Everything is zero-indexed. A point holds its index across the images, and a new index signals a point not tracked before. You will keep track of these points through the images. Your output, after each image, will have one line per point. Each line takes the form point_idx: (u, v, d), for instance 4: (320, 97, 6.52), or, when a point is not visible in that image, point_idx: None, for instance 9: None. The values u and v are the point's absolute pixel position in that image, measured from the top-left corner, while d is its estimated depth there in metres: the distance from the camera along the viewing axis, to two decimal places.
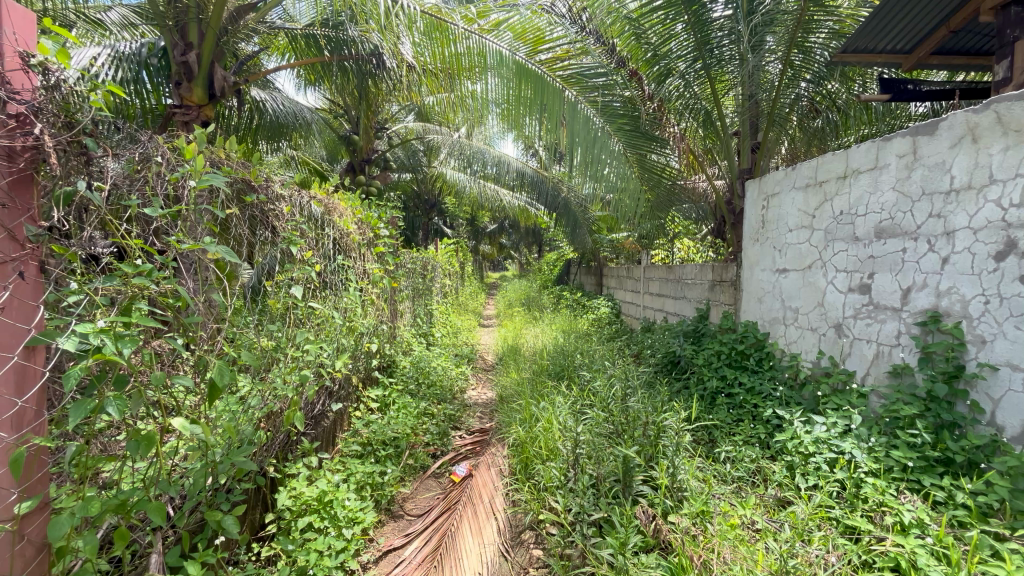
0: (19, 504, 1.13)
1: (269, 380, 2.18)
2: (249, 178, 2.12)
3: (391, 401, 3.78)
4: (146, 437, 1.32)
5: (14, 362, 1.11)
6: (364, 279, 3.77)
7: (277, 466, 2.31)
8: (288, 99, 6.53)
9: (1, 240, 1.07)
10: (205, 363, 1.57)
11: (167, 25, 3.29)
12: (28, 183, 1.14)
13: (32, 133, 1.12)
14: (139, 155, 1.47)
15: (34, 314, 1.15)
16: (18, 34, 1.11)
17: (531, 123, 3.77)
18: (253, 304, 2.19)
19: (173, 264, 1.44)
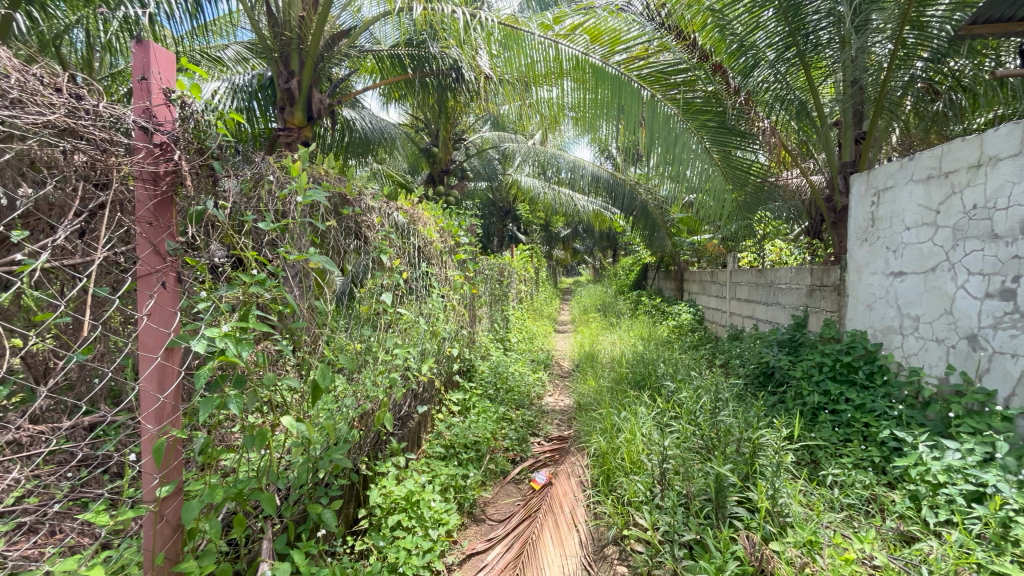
0: (160, 487, 1.27)
1: (362, 382, 2.31)
2: (345, 192, 2.27)
3: (471, 405, 3.86)
4: (259, 433, 1.43)
5: (157, 362, 1.25)
6: (446, 285, 3.90)
7: (369, 464, 2.43)
8: (375, 116, 6.97)
9: (148, 255, 1.22)
10: (307, 365, 1.69)
11: (274, 57, 3.65)
12: (168, 204, 1.28)
13: (172, 159, 1.26)
14: (254, 175, 1.63)
15: (173, 319, 1.28)
16: (162, 74, 1.25)
17: (607, 127, 3.70)
18: (349, 310, 2.34)
19: (282, 273, 1.57)
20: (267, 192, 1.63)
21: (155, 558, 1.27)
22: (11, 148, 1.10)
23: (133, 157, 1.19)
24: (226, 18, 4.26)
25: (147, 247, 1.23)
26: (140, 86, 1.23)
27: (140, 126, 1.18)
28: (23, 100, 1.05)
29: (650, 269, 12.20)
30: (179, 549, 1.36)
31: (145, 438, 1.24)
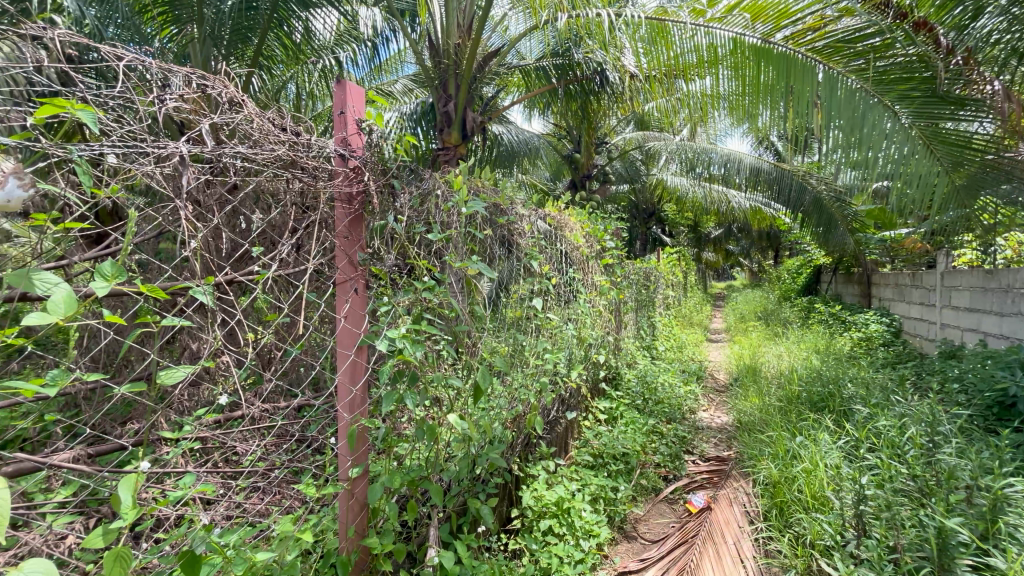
0: (352, 469, 1.45)
1: (515, 385, 2.37)
2: (499, 202, 2.37)
3: (619, 415, 3.74)
4: (429, 428, 1.56)
5: (351, 359, 1.43)
6: (593, 291, 3.85)
7: (521, 465, 2.48)
8: (520, 129, 7.27)
9: (344, 265, 1.41)
10: (469, 367, 1.78)
11: (435, 84, 4.01)
12: (359, 221, 1.47)
13: (362, 181, 1.43)
14: (425, 191, 1.78)
15: (363, 320, 1.46)
16: (355, 107, 1.44)
17: (764, 114, 3.31)
18: (503, 315, 2.43)
19: (448, 280, 1.69)
20: (434, 205, 1.77)
21: (348, 530, 1.45)
22: (252, 179, 1.36)
23: (333, 181, 1.39)
24: (395, 57, 4.98)
25: (343, 258, 1.42)
26: (339, 119, 1.42)
27: (340, 154, 1.37)
28: (260, 140, 1.29)
29: (825, 271, 10.50)
30: (365, 525, 1.53)
31: (341, 424, 1.43)
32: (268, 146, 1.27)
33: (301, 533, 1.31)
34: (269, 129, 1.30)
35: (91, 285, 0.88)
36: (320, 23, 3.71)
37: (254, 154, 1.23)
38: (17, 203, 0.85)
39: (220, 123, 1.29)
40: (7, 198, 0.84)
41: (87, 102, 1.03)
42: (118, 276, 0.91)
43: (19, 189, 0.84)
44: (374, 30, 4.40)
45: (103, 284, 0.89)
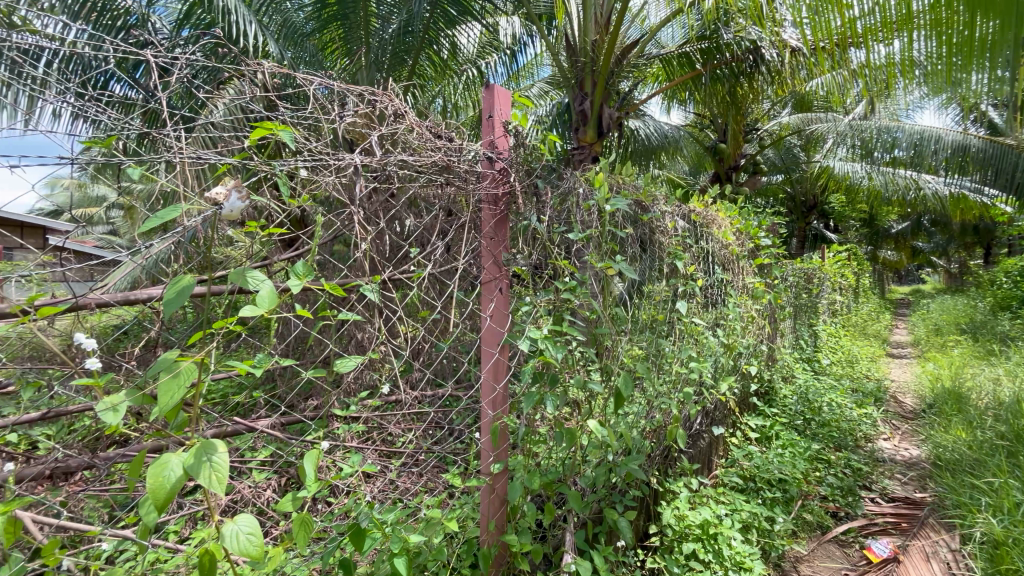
0: (493, 464, 1.48)
1: (656, 393, 2.23)
2: (642, 198, 2.25)
3: (774, 434, 3.30)
4: (569, 432, 1.53)
5: (495, 358, 1.46)
6: (744, 294, 3.46)
7: (660, 478, 2.32)
8: (657, 122, 6.90)
9: (490, 266, 1.44)
10: (609, 372, 1.71)
11: (571, 85, 3.95)
12: (504, 221, 1.49)
13: (508, 182, 1.45)
14: (566, 190, 1.74)
15: (506, 320, 1.48)
16: (502, 110, 1.47)
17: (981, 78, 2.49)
18: (644, 318, 2.30)
19: (589, 280, 1.64)
20: (575, 204, 1.73)
21: (490, 524, 1.48)
22: (411, 184, 1.47)
23: (482, 183, 1.43)
24: (532, 62, 5.10)
25: (489, 258, 1.46)
26: (488, 122, 1.46)
27: (488, 156, 1.40)
28: (419, 148, 1.39)
29: None
30: (505, 521, 1.55)
31: (484, 420, 1.47)
32: (425, 153, 1.35)
33: (447, 522, 1.38)
34: (428, 137, 1.40)
35: (288, 283, 1.00)
36: (464, 37, 3.97)
37: (414, 161, 1.32)
38: (237, 213, 1.00)
39: (386, 135, 1.41)
40: (231, 209, 1.01)
41: (286, 124, 1.20)
42: (308, 274, 1.02)
43: (239, 201, 1.00)
44: (512, 38, 4.55)
45: (297, 281, 1.00)
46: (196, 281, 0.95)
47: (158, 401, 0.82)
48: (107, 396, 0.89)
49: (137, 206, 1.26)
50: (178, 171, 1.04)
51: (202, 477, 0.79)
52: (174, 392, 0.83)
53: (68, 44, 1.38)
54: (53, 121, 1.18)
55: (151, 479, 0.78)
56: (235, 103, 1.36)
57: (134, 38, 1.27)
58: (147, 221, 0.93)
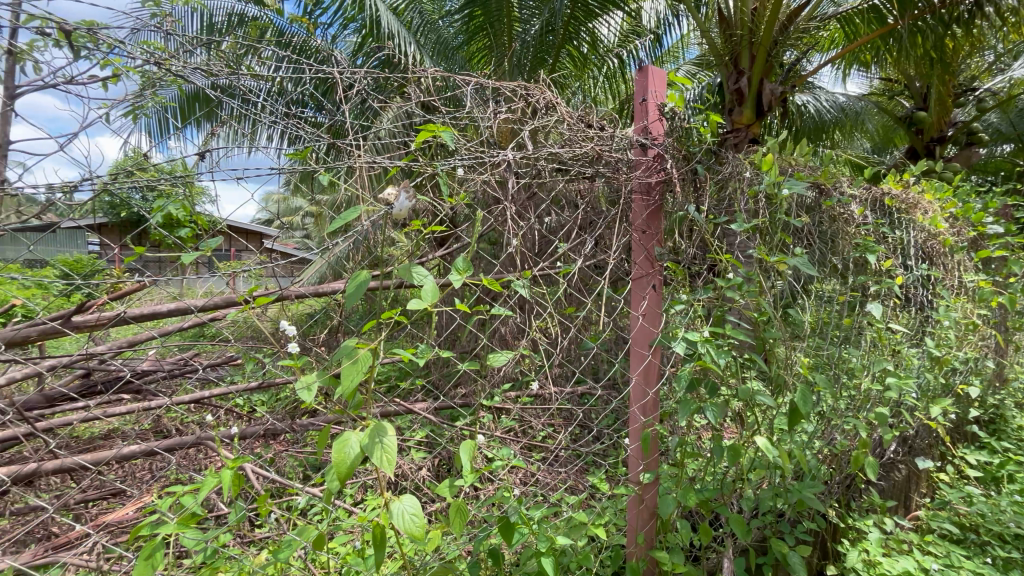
0: (643, 473, 1.39)
1: (838, 411, 1.88)
2: (821, 181, 1.91)
3: (1006, 476, 2.57)
4: (731, 448, 1.36)
5: (647, 360, 1.37)
6: (961, 295, 2.76)
7: (840, 511, 1.96)
8: (832, 93, 5.92)
9: (643, 261, 1.35)
10: (781, 383, 1.48)
11: (724, 62, 3.56)
12: (657, 213, 1.39)
13: (664, 169, 1.35)
14: (729, 176, 1.55)
15: (660, 319, 1.38)
16: (656, 92, 1.38)
17: None
18: (822, 322, 1.96)
19: (757, 277, 1.44)
20: (738, 190, 1.53)
21: (639, 537, 1.40)
22: (562, 177, 1.46)
23: (634, 172, 1.35)
24: (678, 43, 4.75)
25: (642, 253, 1.36)
26: (641, 107, 1.38)
27: (642, 142, 1.31)
28: (569, 139, 1.37)
29: None
30: (654, 535, 1.45)
31: (634, 424, 1.39)
32: (577, 144, 1.33)
33: (594, 528, 1.33)
34: (579, 127, 1.37)
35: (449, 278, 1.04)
36: (605, 28, 3.86)
37: (565, 153, 1.30)
38: (406, 212, 1.09)
39: (537, 128, 1.42)
40: (400, 208, 1.09)
41: (446, 125, 1.27)
42: (467, 270, 1.04)
43: (408, 201, 1.08)
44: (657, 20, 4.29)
45: (458, 276, 1.02)
46: (371, 276, 1.03)
47: (341, 383, 0.91)
48: (303, 376, 1.01)
49: (327, 210, 1.46)
50: (359, 176, 1.17)
51: (375, 457, 0.87)
52: (354, 376, 0.91)
53: (279, 79, 1.66)
54: (269, 141, 1.43)
55: (335, 453, 0.86)
56: (402, 112, 1.49)
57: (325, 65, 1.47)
58: (334, 221, 1.04)
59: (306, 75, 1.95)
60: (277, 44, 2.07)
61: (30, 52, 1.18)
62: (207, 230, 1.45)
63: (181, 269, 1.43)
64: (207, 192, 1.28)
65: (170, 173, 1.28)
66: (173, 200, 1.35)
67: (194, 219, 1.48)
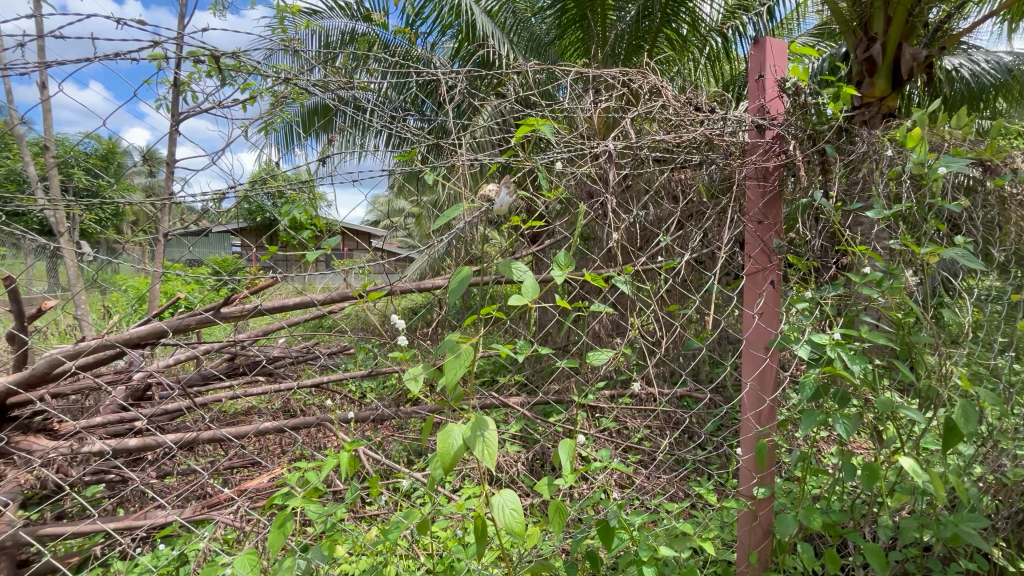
0: (757, 487, 1.27)
1: (1009, 432, 1.56)
2: (986, 155, 1.60)
3: None
4: (867, 467, 1.19)
5: (763, 364, 1.25)
6: None
7: (1012, 553, 1.62)
8: (995, 51, 4.95)
9: (758, 254, 1.23)
10: (933, 396, 1.26)
11: (849, 29, 2.92)
12: (776, 200, 1.26)
13: (785, 151, 1.21)
14: (864, 156, 1.35)
15: (778, 320, 1.25)
16: (776, 66, 1.24)
17: None
18: (986, 325, 1.64)
19: (901, 271, 1.24)
20: (875, 172, 1.33)
21: (752, 556, 1.28)
22: (666, 166, 1.38)
23: (749, 157, 1.23)
24: (794, 13, 4.28)
25: (757, 245, 1.24)
26: (756, 85, 1.26)
27: (759, 123, 1.20)
28: (675, 124, 1.28)
29: None
30: (770, 556, 1.32)
31: (747, 433, 1.28)
32: (684, 130, 1.24)
33: (700, 541, 1.24)
34: (686, 111, 1.28)
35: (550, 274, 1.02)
36: (708, 5, 3.61)
37: (670, 140, 1.22)
38: (506, 207, 1.11)
39: (639, 116, 1.35)
40: (500, 204, 1.11)
41: (545, 119, 1.26)
42: (568, 265, 1.02)
43: (508, 196, 1.10)
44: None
45: (558, 272, 1.00)
46: (471, 272, 1.05)
47: (445, 376, 0.94)
48: (410, 368, 1.06)
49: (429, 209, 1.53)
50: (461, 174, 1.20)
51: (476, 450, 0.88)
52: (456, 369, 0.93)
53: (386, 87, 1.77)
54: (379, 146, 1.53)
55: (439, 443, 0.88)
56: (500, 110, 1.51)
57: (428, 69, 1.53)
58: (437, 219, 1.08)
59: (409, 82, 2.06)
60: (383, 56, 2.21)
61: (190, 82, 1.38)
62: (327, 231, 1.60)
63: (306, 266, 1.59)
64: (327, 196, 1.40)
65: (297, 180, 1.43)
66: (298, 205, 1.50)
67: (315, 221, 1.63)
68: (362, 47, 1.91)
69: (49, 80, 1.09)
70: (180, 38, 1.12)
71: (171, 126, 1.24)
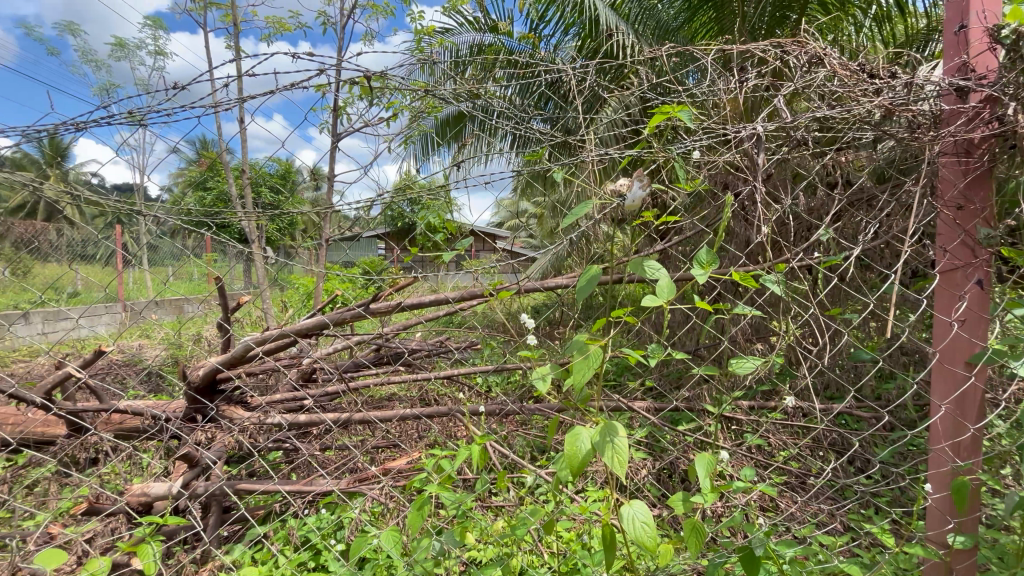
0: (954, 535, 1.03)
1: None
2: None
3: None
4: None
5: (965, 383, 1.01)
6: None
7: None
8: None
9: (958, 248, 0.99)
10: None
11: None
12: (985, 179, 1.00)
13: (1000, 116, 0.96)
14: None
15: (987, 329, 1.00)
16: (986, 11, 0.99)
17: None
18: None
19: None
20: None
21: None
22: (826, 147, 1.20)
23: (946, 127, 1.00)
24: None
25: (955, 236, 1.01)
26: (957, 38, 1.02)
27: (960, 84, 0.97)
28: (843, 96, 1.09)
29: None
30: None
31: (939, 467, 1.05)
32: (854, 101, 1.05)
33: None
34: (857, 79, 1.08)
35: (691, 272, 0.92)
36: None
37: (837, 115, 1.04)
38: (639, 203, 0.93)
39: (794, 90, 1.17)
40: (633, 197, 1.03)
41: (679, 104, 1.16)
42: (712, 262, 0.91)
43: (640, 188, 0.92)
44: None
45: (699, 271, 0.90)
46: (602, 271, 1.00)
47: (573, 378, 0.91)
48: (538, 367, 1.05)
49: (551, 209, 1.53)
50: (589, 169, 1.17)
51: (606, 457, 0.84)
52: (585, 371, 0.90)
53: (510, 92, 1.81)
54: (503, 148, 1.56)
55: (567, 445, 0.87)
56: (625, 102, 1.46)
57: (551, 68, 1.53)
58: (565, 217, 1.06)
59: (533, 84, 2.09)
60: (507, 63, 2.28)
61: (345, 105, 1.57)
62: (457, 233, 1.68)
63: (438, 267, 1.69)
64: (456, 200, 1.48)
65: (432, 187, 1.53)
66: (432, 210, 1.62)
67: (447, 224, 1.73)
68: (488, 56, 1.99)
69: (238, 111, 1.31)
70: (337, 66, 1.28)
71: (331, 145, 1.42)
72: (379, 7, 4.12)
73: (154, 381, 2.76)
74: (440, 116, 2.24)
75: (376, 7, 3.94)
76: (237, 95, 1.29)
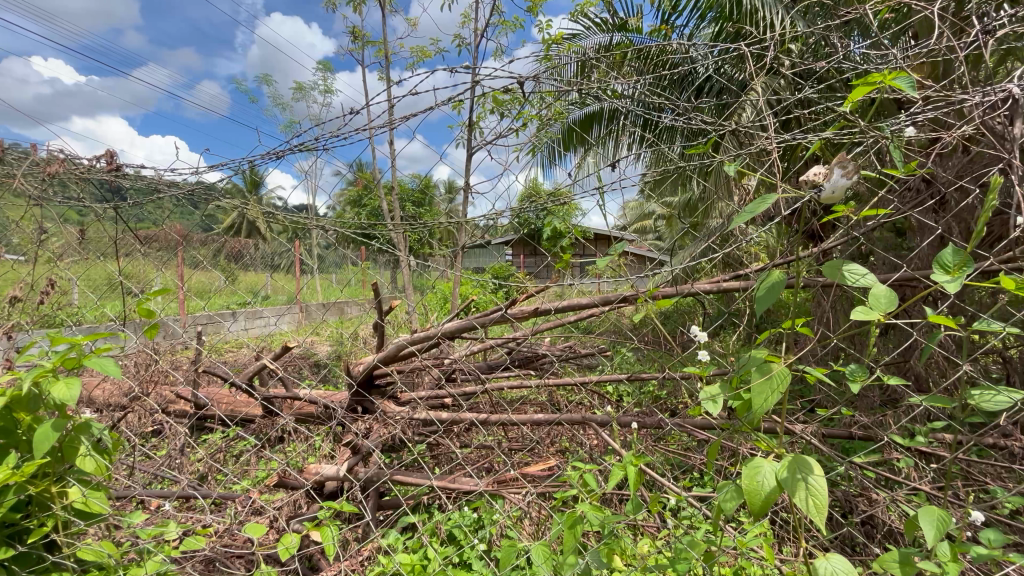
0: None
1: None
2: None
3: None
4: None
5: None
6: None
7: None
8: None
9: None
10: None
11: None
12: None
13: None
14: None
15: None
16: None
17: None
18: None
19: None
20: None
21: None
22: None
23: None
24: None
25: None
26: None
27: None
28: None
29: None
30: None
31: None
32: None
33: None
34: None
35: (932, 280, 0.75)
36: None
37: None
38: (841, 194, 0.77)
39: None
40: (835, 189, 0.77)
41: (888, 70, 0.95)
42: (964, 267, 0.74)
43: (844, 176, 0.75)
44: None
45: (946, 278, 0.74)
46: (787, 278, 0.86)
47: (753, 403, 0.79)
48: (706, 387, 0.94)
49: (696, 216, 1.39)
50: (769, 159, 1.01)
51: (799, 500, 0.71)
52: (768, 395, 0.78)
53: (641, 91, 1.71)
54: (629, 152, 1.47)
55: (746, 480, 0.76)
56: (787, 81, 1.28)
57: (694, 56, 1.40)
58: (739, 215, 0.93)
59: (664, 80, 1.97)
60: (635, 58, 2.20)
61: (477, 119, 1.64)
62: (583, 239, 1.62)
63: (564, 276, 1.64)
64: (582, 206, 1.42)
65: (560, 193, 1.50)
66: (560, 218, 1.58)
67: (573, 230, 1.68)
68: (615, 54, 1.93)
69: (387, 132, 1.42)
70: (473, 80, 1.33)
71: (466, 159, 1.48)
72: (508, 22, 4.26)
73: (323, 373, 3.18)
74: (567, 122, 2.22)
75: (506, 23, 4.09)
76: (389, 117, 1.42)
